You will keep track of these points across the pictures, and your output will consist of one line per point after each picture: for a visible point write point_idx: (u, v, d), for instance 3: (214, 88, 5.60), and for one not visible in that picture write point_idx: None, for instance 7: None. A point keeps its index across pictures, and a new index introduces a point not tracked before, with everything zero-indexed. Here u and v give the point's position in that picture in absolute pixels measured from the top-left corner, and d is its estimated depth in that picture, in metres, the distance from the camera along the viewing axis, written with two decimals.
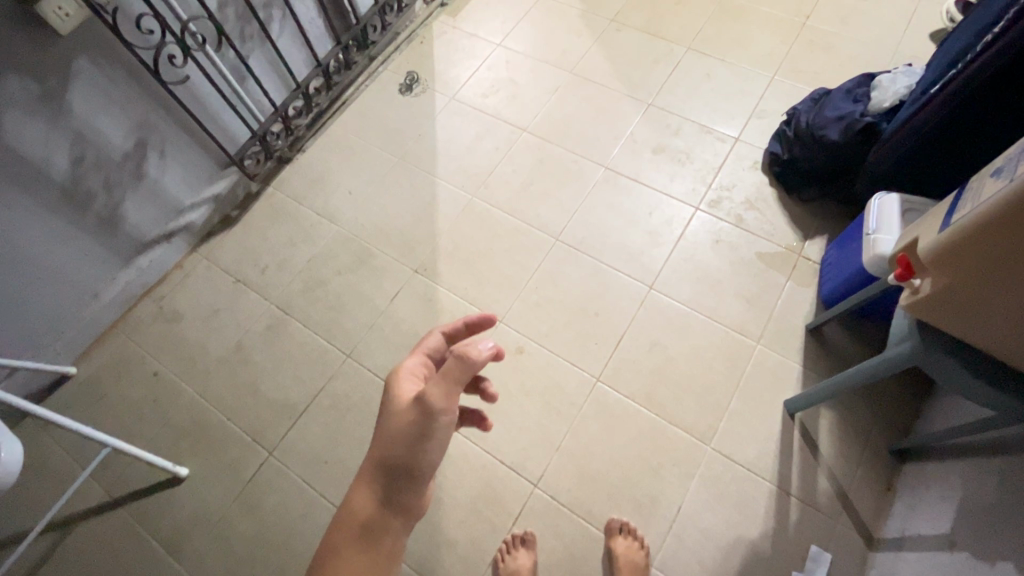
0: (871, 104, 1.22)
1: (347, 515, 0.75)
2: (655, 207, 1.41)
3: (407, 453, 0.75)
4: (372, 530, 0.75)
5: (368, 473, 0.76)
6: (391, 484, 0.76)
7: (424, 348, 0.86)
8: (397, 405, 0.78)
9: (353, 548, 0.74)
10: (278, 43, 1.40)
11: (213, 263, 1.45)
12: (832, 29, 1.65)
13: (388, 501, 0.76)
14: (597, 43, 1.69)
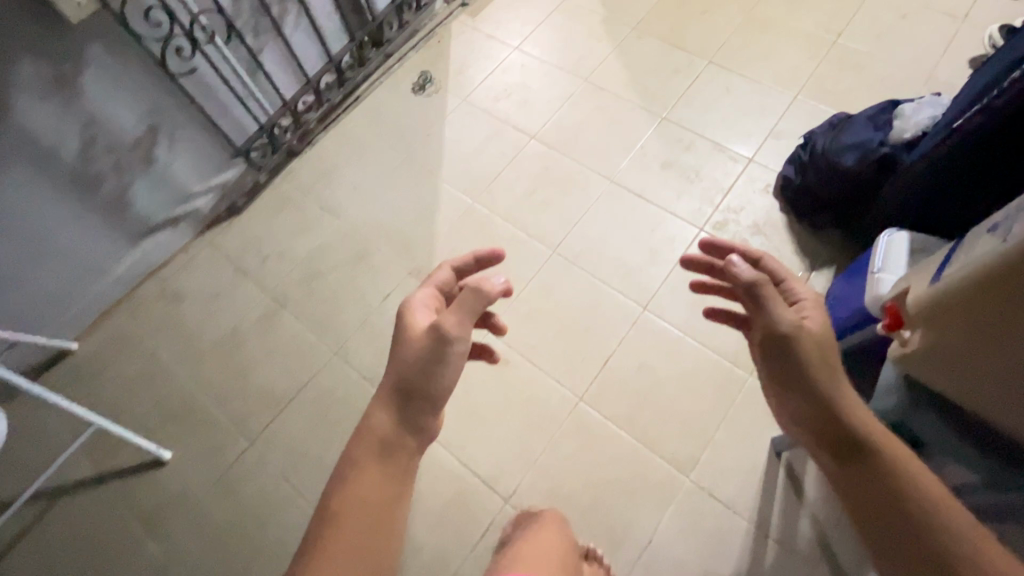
0: (892, 133, 1.16)
1: (369, 430, 0.81)
2: (658, 224, 1.38)
3: (424, 374, 0.82)
4: (391, 446, 0.81)
5: (386, 396, 0.83)
6: (408, 406, 0.83)
7: (434, 281, 0.92)
8: (412, 333, 0.85)
9: (375, 461, 0.79)
10: (291, 39, 1.40)
11: (215, 248, 1.47)
12: (865, 49, 1.57)
13: (406, 422, 0.83)
14: (616, 51, 1.65)
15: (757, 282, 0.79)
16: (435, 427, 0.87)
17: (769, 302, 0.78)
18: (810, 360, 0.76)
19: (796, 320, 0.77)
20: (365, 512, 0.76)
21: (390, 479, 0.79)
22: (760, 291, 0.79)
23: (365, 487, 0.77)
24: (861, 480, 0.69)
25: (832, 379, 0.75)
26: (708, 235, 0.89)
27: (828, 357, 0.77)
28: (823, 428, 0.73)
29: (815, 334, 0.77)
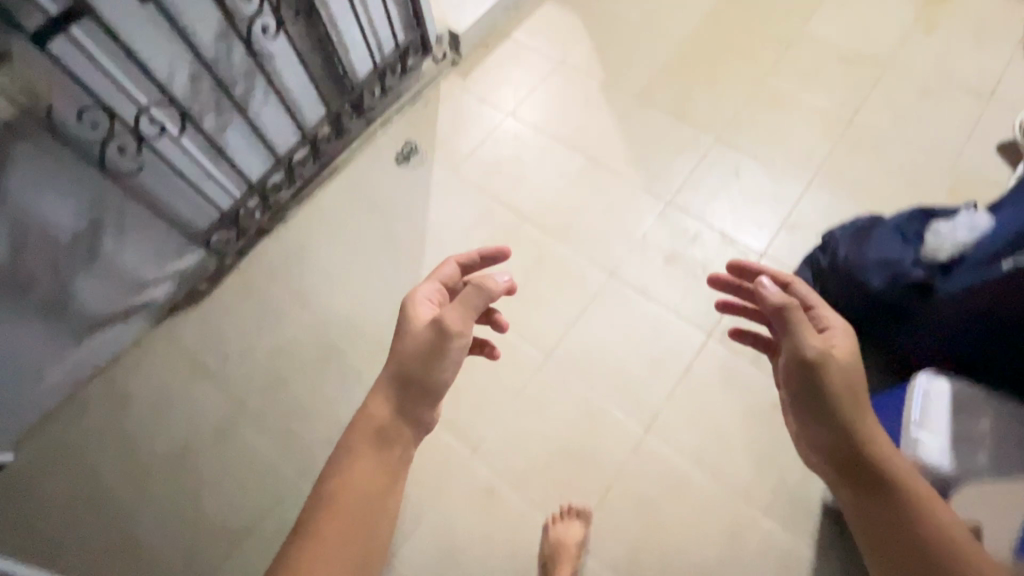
0: (924, 248, 1.04)
1: (365, 418, 0.87)
2: (661, 328, 1.25)
3: (422, 364, 0.89)
4: (386, 438, 0.87)
5: (383, 382, 0.90)
6: (408, 397, 0.89)
7: (440, 276, 0.99)
8: (415, 324, 0.92)
9: (367, 449, 0.85)
10: (258, 118, 1.27)
11: (172, 341, 1.33)
12: (884, 130, 1.46)
13: (404, 412, 0.90)
14: (616, 123, 1.53)
15: (784, 305, 0.81)
16: (430, 419, 0.94)
17: (797, 328, 0.80)
18: (837, 389, 0.76)
19: (824, 348, 0.78)
20: (359, 502, 0.81)
21: (378, 468, 0.85)
22: (789, 316, 0.81)
23: (358, 480, 0.82)
24: (875, 506, 0.71)
25: (860, 410, 0.75)
26: (737, 258, 0.92)
27: (856, 388, 0.77)
28: (845, 455, 0.75)
29: (846, 365, 0.78)
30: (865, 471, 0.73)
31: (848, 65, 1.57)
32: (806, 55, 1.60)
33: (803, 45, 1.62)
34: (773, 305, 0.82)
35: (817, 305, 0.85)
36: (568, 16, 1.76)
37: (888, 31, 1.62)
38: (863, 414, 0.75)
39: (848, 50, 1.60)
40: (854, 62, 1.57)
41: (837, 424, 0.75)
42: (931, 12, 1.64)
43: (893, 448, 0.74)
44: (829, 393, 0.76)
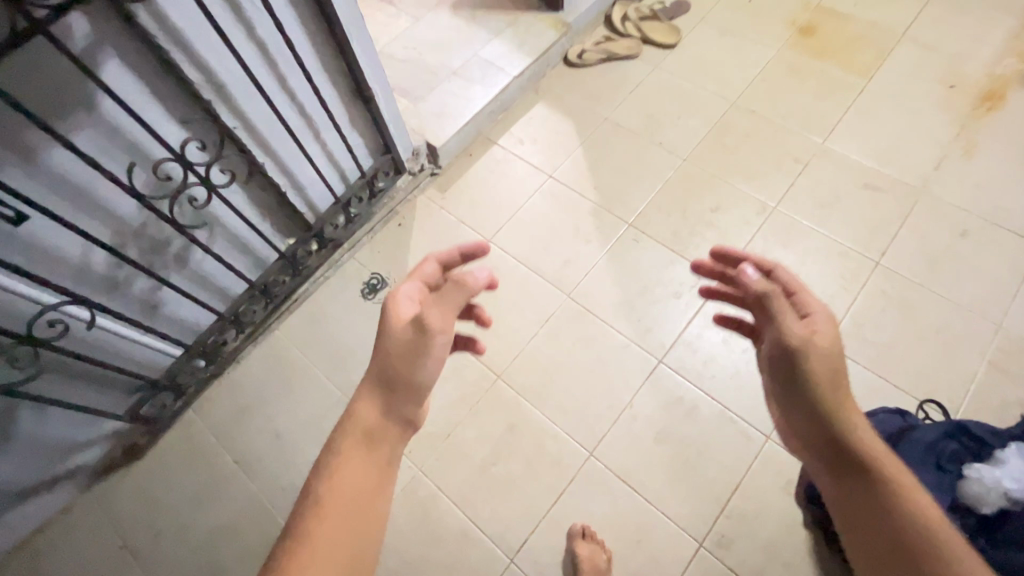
0: (964, 487, 0.85)
1: (351, 424, 0.80)
2: (647, 530, 1.08)
3: (403, 366, 0.81)
4: (373, 441, 0.80)
5: (365, 389, 0.83)
6: (391, 399, 0.82)
7: (419, 272, 0.91)
8: (392, 324, 0.84)
9: (352, 454, 0.78)
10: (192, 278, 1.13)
11: (106, 510, 1.20)
12: (916, 277, 1.27)
13: (388, 414, 0.82)
14: (607, 255, 1.37)
15: (766, 292, 0.78)
16: (418, 418, 0.87)
17: (778, 313, 0.76)
18: (818, 377, 0.71)
19: (806, 335, 0.72)
20: (346, 505, 0.74)
21: (366, 476, 0.77)
22: (768, 301, 0.77)
23: (346, 484, 0.75)
24: (854, 503, 0.65)
25: (840, 398, 0.70)
26: (724, 246, 0.86)
27: (840, 377, 0.71)
28: (824, 444, 0.69)
29: (829, 348, 0.72)
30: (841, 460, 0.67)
31: (874, 193, 1.39)
32: (825, 178, 1.42)
33: (822, 165, 1.44)
34: (753, 291, 0.80)
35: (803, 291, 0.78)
36: (561, 122, 1.61)
37: (921, 152, 1.43)
38: (843, 401, 0.70)
39: (873, 173, 1.41)
40: (881, 188, 1.39)
41: (816, 413, 0.70)
42: (973, 129, 1.45)
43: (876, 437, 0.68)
44: (806, 376, 0.72)
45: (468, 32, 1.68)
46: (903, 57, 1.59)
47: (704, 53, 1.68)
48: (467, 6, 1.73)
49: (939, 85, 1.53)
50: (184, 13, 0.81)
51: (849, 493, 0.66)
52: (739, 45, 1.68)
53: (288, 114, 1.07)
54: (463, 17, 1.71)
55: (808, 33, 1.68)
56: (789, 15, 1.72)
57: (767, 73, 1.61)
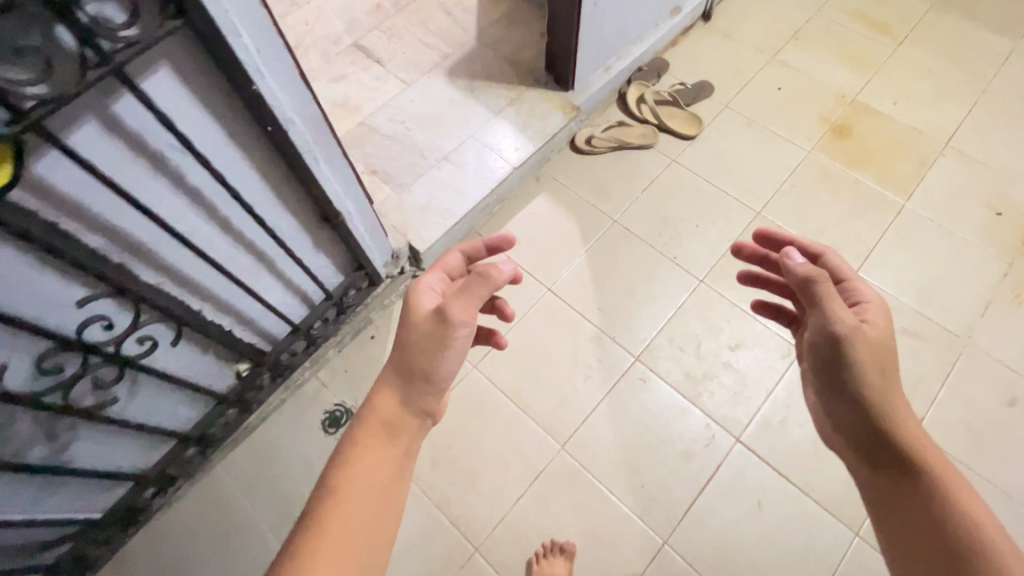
0: None
1: (372, 415, 0.80)
2: None
3: (426, 357, 0.81)
4: (389, 432, 0.80)
5: (388, 379, 0.83)
6: (412, 386, 0.82)
7: (443, 265, 0.91)
8: (415, 315, 0.85)
9: (373, 444, 0.78)
10: (102, 444, 0.93)
11: None
12: (957, 454, 1.11)
13: (407, 405, 0.82)
14: (608, 399, 1.19)
15: (812, 275, 0.72)
16: (437, 411, 0.86)
17: (824, 299, 0.71)
18: (868, 368, 0.68)
19: (854, 323, 0.69)
20: (364, 491, 0.74)
21: (385, 462, 0.78)
22: (814, 285, 0.72)
23: (362, 471, 0.76)
24: (894, 485, 0.65)
25: (882, 383, 0.68)
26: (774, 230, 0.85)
27: (886, 366, 0.69)
28: (868, 432, 0.67)
29: (874, 339, 0.70)
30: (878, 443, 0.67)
31: (911, 340, 1.23)
32: None
33: None
34: (798, 276, 0.74)
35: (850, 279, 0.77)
36: (563, 218, 1.42)
37: (964, 292, 1.27)
38: (889, 392, 0.68)
39: (913, 315, 1.25)
40: (919, 335, 1.23)
41: (860, 404, 0.68)
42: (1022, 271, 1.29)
43: (921, 428, 0.67)
44: (855, 367, 0.69)
45: (464, 107, 1.48)
46: (946, 172, 1.43)
47: (727, 148, 1.50)
48: (465, 75, 1.53)
49: (985, 210, 1.37)
50: (76, 182, 0.60)
51: (892, 481, 0.65)
52: (765, 142, 1.51)
53: (233, 255, 0.86)
54: (460, 86, 1.51)
55: (842, 134, 1.51)
56: (821, 110, 1.55)
57: (796, 179, 1.44)
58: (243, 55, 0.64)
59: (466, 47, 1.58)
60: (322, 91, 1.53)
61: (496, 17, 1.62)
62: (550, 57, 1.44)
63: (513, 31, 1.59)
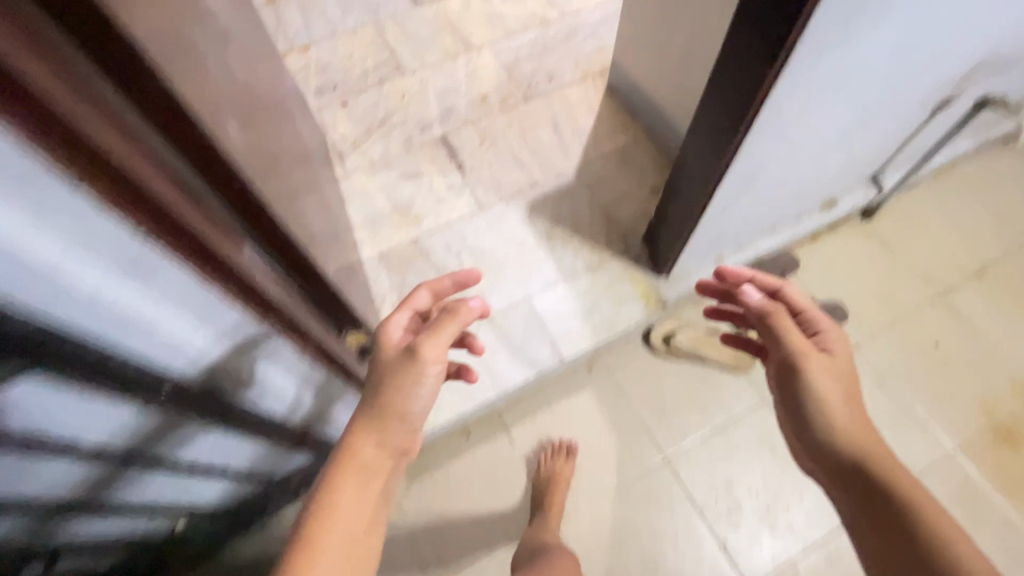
0: None
1: (346, 454, 0.66)
2: None
3: (396, 393, 0.70)
4: (366, 470, 0.66)
5: (361, 419, 0.69)
6: (386, 426, 0.68)
7: (413, 301, 0.82)
8: (384, 352, 0.75)
9: (348, 481, 0.64)
10: None
11: None
12: None
13: (385, 442, 0.68)
14: None
15: (768, 310, 0.76)
16: (414, 448, 0.73)
17: (781, 331, 0.73)
18: (827, 389, 0.68)
19: (808, 347, 0.71)
20: (344, 541, 0.60)
21: (363, 502, 0.64)
22: (771, 319, 0.75)
23: (342, 519, 0.61)
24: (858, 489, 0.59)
25: (841, 402, 0.67)
26: (727, 266, 0.83)
27: (851, 392, 0.68)
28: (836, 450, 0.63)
29: (836, 365, 0.70)
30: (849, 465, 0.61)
31: None
32: None
33: None
34: (756, 309, 0.77)
35: (806, 310, 0.77)
36: (604, 432, 1.15)
37: None
38: (849, 407, 0.67)
39: None
40: None
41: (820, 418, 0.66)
42: None
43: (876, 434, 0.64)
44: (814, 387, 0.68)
45: (534, 257, 1.24)
46: None
47: None
48: (549, 216, 1.29)
49: None
50: None
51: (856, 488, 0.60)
52: (895, 416, 1.15)
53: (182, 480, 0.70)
54: (537, 228, 1.28)
55: (1008, 440, 1.13)
56: (986, 395, 1.17)
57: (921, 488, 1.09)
58: (134, 345, 0.47)
59: (562, 180, 1.34)
60: (389, 187, 1.36)
61: (609, 151, 1.37)
62: (652, 233, 1.17)
63: (622, 177, 1.34)
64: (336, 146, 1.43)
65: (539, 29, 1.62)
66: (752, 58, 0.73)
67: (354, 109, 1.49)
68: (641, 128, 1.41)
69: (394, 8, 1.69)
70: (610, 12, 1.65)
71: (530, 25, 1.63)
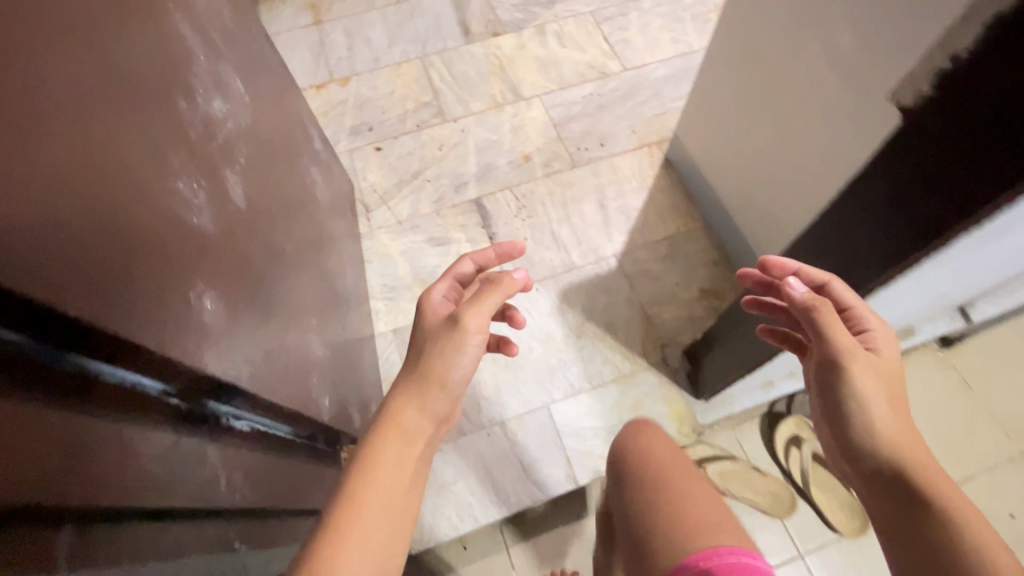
0: None
1: (386, 417, 0.61)
2: None
3: (438, 364, 0.64)
4: (409, 435, 0.61)
5: (402, 387, 0.64)
6: (426, 392, 0.63)
7: (453, 271, 0.77)
8: (423, 322, 0.69)
9: (388, 441, 0.60)
10: None
11: None
12: None
13: (425, 408, 0.63)
14: None
15: (812, 306, 0.59)
16: (453, 418, 0.68)
17: (827, 330, 0.58)
18: (870, 391, 0.56)
19: (855, 347, 0.57)
20: (386, 501, 0.55)
21: (404, 463, 0.59)
22: (815, 316, 0.59)
23: (384, 478, 0.57)
24: (902, 503, 0.52)
25: (886, 405, 0.56)
26: (771, 256, 0.66)
27: (898, 396, 0.57)
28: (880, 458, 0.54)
29: (881, 369, 0.57)
30: (887, 477, 0.53)
31: None
32: None
33: None
34: (798, 304, 0.60)
35: (854, 306, 0.60)
36: None
37: None
38: (895, 410, 0.56)
39: None
40: None
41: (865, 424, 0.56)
42: None
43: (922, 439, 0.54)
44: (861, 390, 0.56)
45: (561, 354, 1.13)
46: None
47: None
48: (582, 308, 1.17)
49: None
50: None
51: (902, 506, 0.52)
52: None
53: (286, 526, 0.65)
54: (567, 321, 1.16)
55: None
56: None
57: None
58: None
59: (601, 267, 1.22)
60: (414, 252, 1.26)
61: (657, 239, 1.24)
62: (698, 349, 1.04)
63: (669, 272, 1.20)
64: (364, 198, 1.34)
65: (597, 82, 1.48)
66: (856, 246, 0.58)
67: (388, 155, 1.39)
68: (696, 213, 1.27)
69: (443, 43, 1.58)
70: (677, 71, 1.50)
71: (588, 77, 1.49)
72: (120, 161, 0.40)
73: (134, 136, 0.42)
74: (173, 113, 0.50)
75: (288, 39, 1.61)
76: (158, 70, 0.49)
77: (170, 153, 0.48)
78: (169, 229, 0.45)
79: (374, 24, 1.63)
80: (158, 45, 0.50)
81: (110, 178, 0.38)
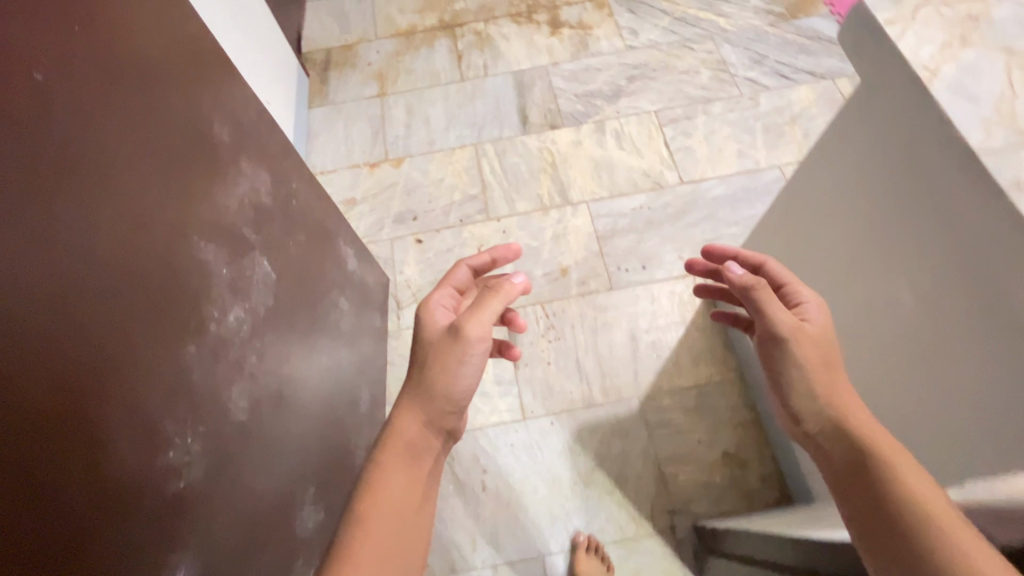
0: None
1: (392, 435, 0.70)
2: None
3: (440, 376, 0.72)
4: (414, 448, 0.70)
5: (410, 402, 0.72)
6: (427, 405, 0.72)
7: (452, 280, 0.86)
8: (426, 334, 0.78)
9: (393, 460, 0.68)
10: None
11: None
12: None
13: (429, 421, 0.72)
14: None
15: (749, 284, 0.73)
16: (458, 426, 0.77)
17: (765, 306, 0.70)
18: (813, 363, 0.65)
19: (794, 323, 0.68)
20: (392, 516, 0.64)
21: (410, 478, 0.68)
22: (752, 294, 0.72)
23: (390, 489, 0.66)
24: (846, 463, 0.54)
25: (828, 375, 0.64)
26: (714, 244, 0.87)
27: (833, 365, 0.65)
28: (836, 437, 0.57)
29: (816, 336, 0.67)
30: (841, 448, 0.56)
31: None
32: None
33: None
34: (737, 285, 0.73)
35: (789, 282, 0.75)
36: None
37: None
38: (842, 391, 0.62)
39: None
40: None
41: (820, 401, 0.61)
42: None
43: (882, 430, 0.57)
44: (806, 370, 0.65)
45: (564, 502, 1.09)
46: None
47: None
48: (594, 451, 1.13)
49: None
50: None
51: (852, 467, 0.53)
52: None
53: None
54: (576, 464, 1.12)
55: None
56: None
57: None
58: None
59: (621, 407, 1.17)
60: None
61: (685, 386, 1.18)
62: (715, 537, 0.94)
63: (692, 426, 1.14)
64: (397, 293, 1.36)
65: (650, 194, 1.42)
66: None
67: (427, 250, 1.40)
68: (732, 362, 1.20)
69: (500, 130, 1.57)
70: (738, 191, 1.41)
71: (641, 186, 1.44)
72: (59, 414, 0.40)
73: (108, 404, 0.45)
74: (163, 330, 0.52)
75: (351, 110, 1.66)
76: (150, 294, 0.51)
77: (146, 376, 0.49)
78: (121, 469, 0.46)
79: (435, 102, 1.64)
80: (158, 268, 0.52)
81: (62, 471, 0.40)
